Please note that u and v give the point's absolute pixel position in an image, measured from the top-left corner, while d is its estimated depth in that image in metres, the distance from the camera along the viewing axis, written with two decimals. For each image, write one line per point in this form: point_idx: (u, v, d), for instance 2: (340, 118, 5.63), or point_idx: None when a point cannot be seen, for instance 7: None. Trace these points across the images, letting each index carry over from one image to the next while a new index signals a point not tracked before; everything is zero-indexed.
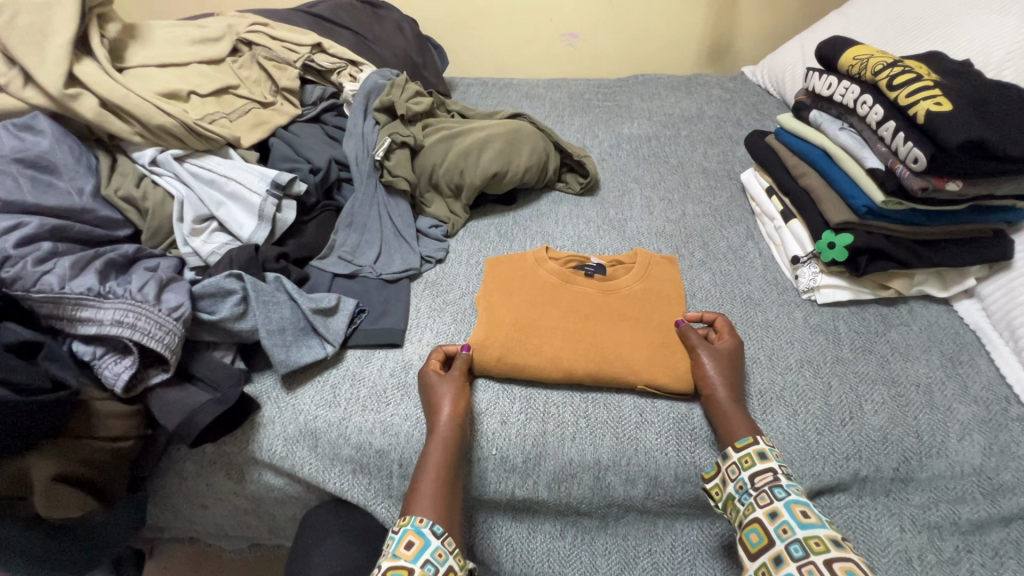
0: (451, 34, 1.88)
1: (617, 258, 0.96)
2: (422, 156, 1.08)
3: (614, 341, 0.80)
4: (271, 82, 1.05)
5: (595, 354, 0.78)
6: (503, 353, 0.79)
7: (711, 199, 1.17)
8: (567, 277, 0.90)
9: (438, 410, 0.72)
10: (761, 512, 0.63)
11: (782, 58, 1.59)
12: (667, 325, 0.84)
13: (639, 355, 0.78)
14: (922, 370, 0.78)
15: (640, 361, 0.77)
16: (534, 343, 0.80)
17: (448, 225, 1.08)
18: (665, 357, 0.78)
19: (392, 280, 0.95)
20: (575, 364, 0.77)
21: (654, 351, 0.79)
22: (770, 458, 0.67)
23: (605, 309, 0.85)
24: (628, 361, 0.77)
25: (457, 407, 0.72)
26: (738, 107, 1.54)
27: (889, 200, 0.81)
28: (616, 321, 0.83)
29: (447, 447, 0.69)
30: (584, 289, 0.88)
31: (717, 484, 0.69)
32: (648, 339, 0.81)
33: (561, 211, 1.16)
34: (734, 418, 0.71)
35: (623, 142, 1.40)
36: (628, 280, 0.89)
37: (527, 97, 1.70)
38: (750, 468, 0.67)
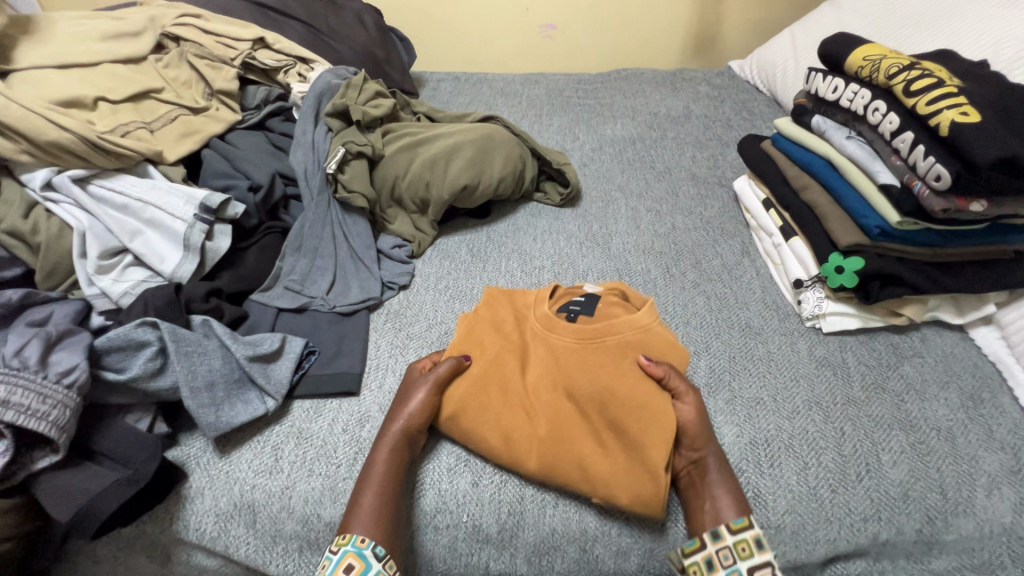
0: (420, 25, 1.74)
1: (625, 292, 0.80)
2: (383, 166, 0.96)
3: (577, 427, 0.65)
4: (204, 84, 0.92)
5: (552, 448, 0.64)
6: (457, 411, 0.67)
7: (702, 210, 1.07)
8: (546, 320, 0.74)
9: (395, 417, 0.66)
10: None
11: (771, 51, 1.50)
12: (657, 399, 0.65)
13: (601, 455, 0.63)
14: (941, 412, 0.70)
15: (603, 464, 0.62)
16: (482, 415, 0.66)
17: (413, 244, 0.97)
18: (636, 459, 0.62)
19: (347, 313, 0.83)
20: (528, 450, 0.64)
21: (622, 455, 0.63)
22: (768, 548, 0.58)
23: (579, 372, 0.68)
24: (589, 458, 0.63)
25: (417, 416, 0.66)
26: (726, 105, 1.44)
27: (904, 221, 0.72)
28: (586, 392, 0.66)
29: (396, 458, 0.63)
30: (562, 338, 0.71)
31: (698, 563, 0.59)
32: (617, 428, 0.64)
33: (540, 225, 1.05)
34: (722, 492, 0.61)
35: (605, 145, 1.30)
36: (621, 325, 0.71)
37: (502, 94, 1.58)
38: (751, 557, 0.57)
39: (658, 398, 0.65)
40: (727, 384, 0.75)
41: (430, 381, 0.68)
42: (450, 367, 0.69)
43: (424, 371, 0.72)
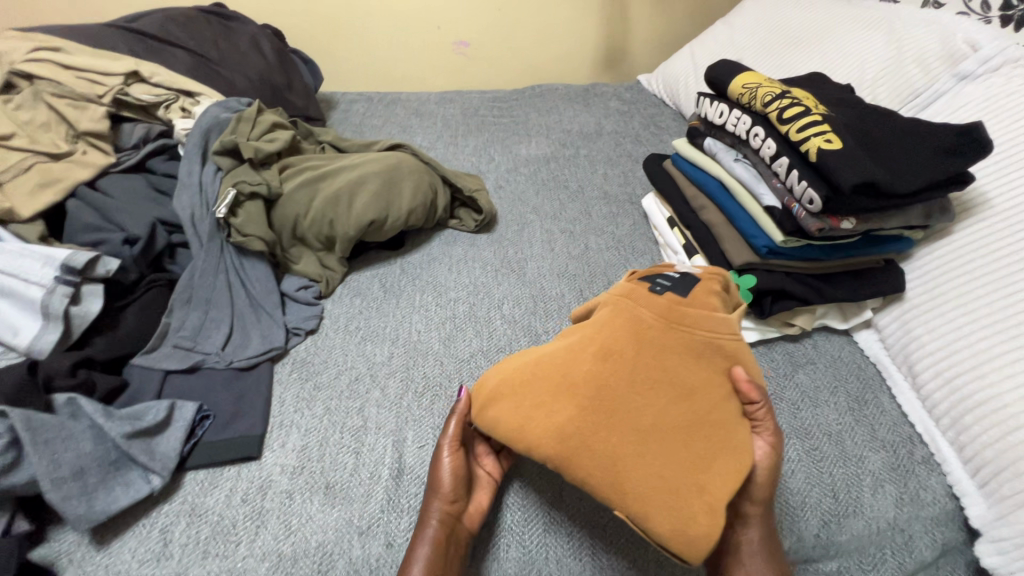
0: (328, 44, 1.69)
1: (728, 280, 0.70)
2: (282, 205, 0.91)
3: (637, 426, 0.56)
4: (68, 126, 0.83)
5: (584, 449, 0.55)
6: (498, 406, 0.60)
7: (614, 228, 1.10)
8: (631, 297, 0.65)
9: (436, 492, 0.63)
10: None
11: (674, 67, 1.57)
12: (738, 428, 0.58)
13: (660, 470, 0.54)
14: (831, 417, 0.75)
15: (657, 482, 0.53)
16: (526, 394, 0.59)
17: (320, 285, 0.93)
18: (693, 483, 0.53)
19: (247, 367, 0.78)
20: (575, 458, 0.55)
21: (682, 474, 0.54)
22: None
23: (652, 368, 0.59)
24: (643, 472, 0.54)
25: (455, 491, 0.63)
26: (635, 120, 1.49)
27: (788, 240, 0.77)
28: (656, 397, 0.57)
29: (447, 531, 0.60)
30: (646, 321, 0.62)
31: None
32: (689, 447, 0.55)
33: (456, 254, 1.04)
34: (758, 560, 0.59)
35: (520, 166, 1.30)
36: (716, 322, 0.62)
37: (416, 114, 1.55)
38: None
39: (733, 423, 0.58)
40: None
41: (450, 441, 0.67)
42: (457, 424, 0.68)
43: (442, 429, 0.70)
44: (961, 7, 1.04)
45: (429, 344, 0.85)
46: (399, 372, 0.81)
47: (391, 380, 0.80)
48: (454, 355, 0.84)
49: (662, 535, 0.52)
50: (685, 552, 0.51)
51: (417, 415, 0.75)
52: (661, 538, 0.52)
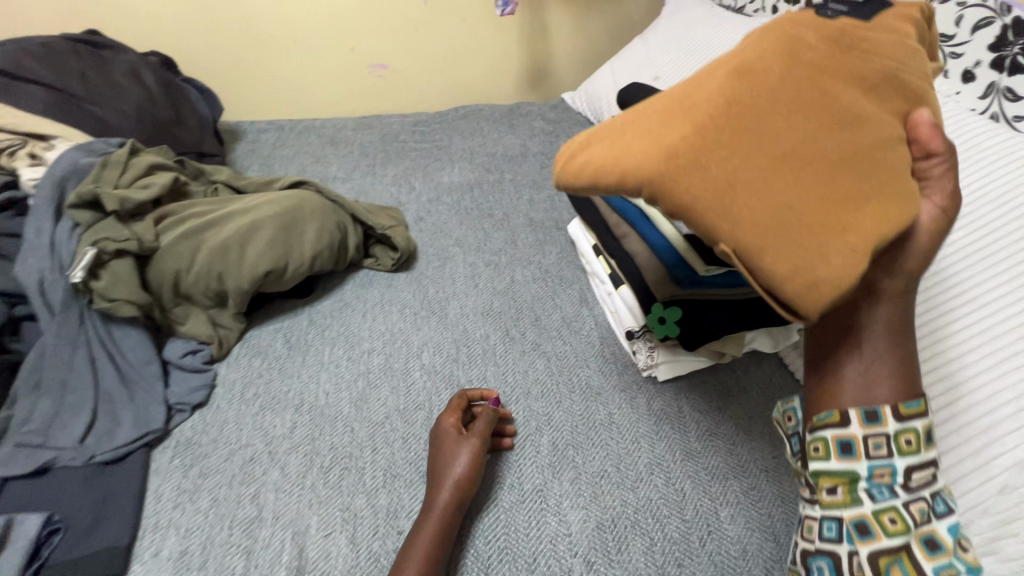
0: (232, 69, 1.56)
1: (928, 14, 0.58)
2: (158, 260, 0.79)
3: (778, 160, 0.46)
4: None
5: (695, 167, 0.45)
6: (604, 151, 0.51)
7: (541, 258, 1.05)
8: (779, 27, 0.52)
9: (440, 484, 0.64)
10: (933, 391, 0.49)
11: (596, 84, 1.56)
12: (892, 183, 0.47)
13: (794, 201, 0.44)
14: (767, 451, 0.72)
15: (779, 211, 0.44)
16: (635, 135, 0.50)
17: (212, 347, 0.82)
18: (830, 222, 0.44)
19: (113, 459, 0.67)
20: (691, 185, 0.45)
21: (813, 185, 0.45)
22: (935, 446, 0.48)
23: (805, 92, 0.48)
24: (773, 205, 0.44)
25: (464, 476, 0.64)
26: (561, 140, 1.46)
27: (710, 267, 0.75)
28: (802, 134, 0.46)
29: (446, 526, 0.62)
30: (806, 46, 0.50)
31: (831, 438, 0.49)
32: (833, 184, 0.45)
33: (371, 298, 0.95)
34: (885, 368, 0.49)
35: (442, 194, 1.24)
36: (892, 48, 0.51)
37: (331, 142, 1.46)
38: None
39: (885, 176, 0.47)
40: (570, 460, 0.71)
41: (470, 439, 0.68)
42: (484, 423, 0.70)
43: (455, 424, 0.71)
44: None
45: (338, 408, 0.76)
46: (302, 445, 0.71)
47: (292, 456, 0.70)
48: (367, 417, 0.75)
49: (782, 284, 0.43)
50: (802, 301, 0.43)
51: (321, 496, 0.66)
52: (783, 290, 0.43)
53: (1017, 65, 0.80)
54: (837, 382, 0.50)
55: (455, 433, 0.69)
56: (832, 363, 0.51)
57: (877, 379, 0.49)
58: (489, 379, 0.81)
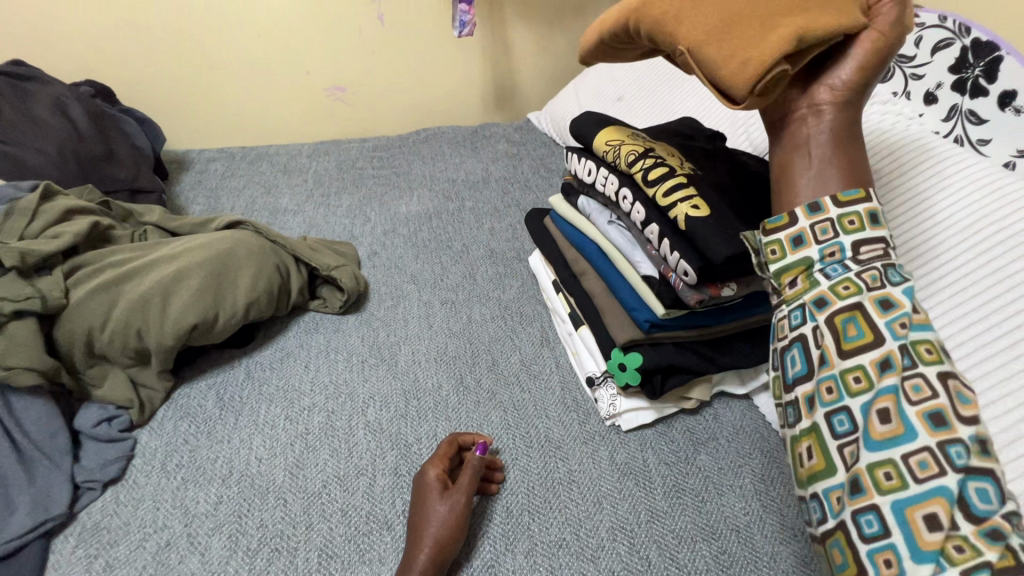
0: (179, 95, 1.49)
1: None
2: (69, 318, 0.72)
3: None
4: None
5: None
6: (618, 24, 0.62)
7: (501, 293, 0.99)
8: None
9: (420, 541, 0.60)
10: (869, 297, 0.46)
11: (561, 104, 1.52)
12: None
13: (731, 10, 0.51)
14: (738, 506, 0.67)
15: (724, 21, 0.51)
16: (638, 5, 0.61)
17: (133, 410, 0.74)
18: (763, 25, 0.49)
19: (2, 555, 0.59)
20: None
21: (745, 4, 0.51)
22: (883, 224, 0.50)
23: None
24: (715, 5, 0.52)
25: (445, 535, 0.60)
26: (525, 163, 1.41)
27: (670, 312, 0.69)
28: None
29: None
30: None
31: (784, 237, 0.51)
32: (771, 3, 0.50)
33: (316, 345, 0.88)
34: (827, 169, 0.53)
35: (398, 225, 1.17)
36: None
37: (284, 171, 1.39)
38: (922, 334, 0.45)
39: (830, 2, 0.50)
40: (526, 528, 0.65)
41: (453, 492, 0.64)
42: (470, 474, 0.65)
43: (440, 475, 0.66)
44: None
45: (271, 477, 0.69)
46: (228, 523, 0.64)
47: (215, 538, 0.63)
48: (303, 487, 0.68)
49: (717, 68, 0.50)
50: (730, 78, 0.50)
51: None
52: (716, 72, 0.50)
53: (979, 88, 0.77)
54: (790, 183, 0.55)
55: (437, 486, 0.65)
56: (783, 162, 0.56)
57: (828, 174, 0.53)
58: (439, 436, 0.74)
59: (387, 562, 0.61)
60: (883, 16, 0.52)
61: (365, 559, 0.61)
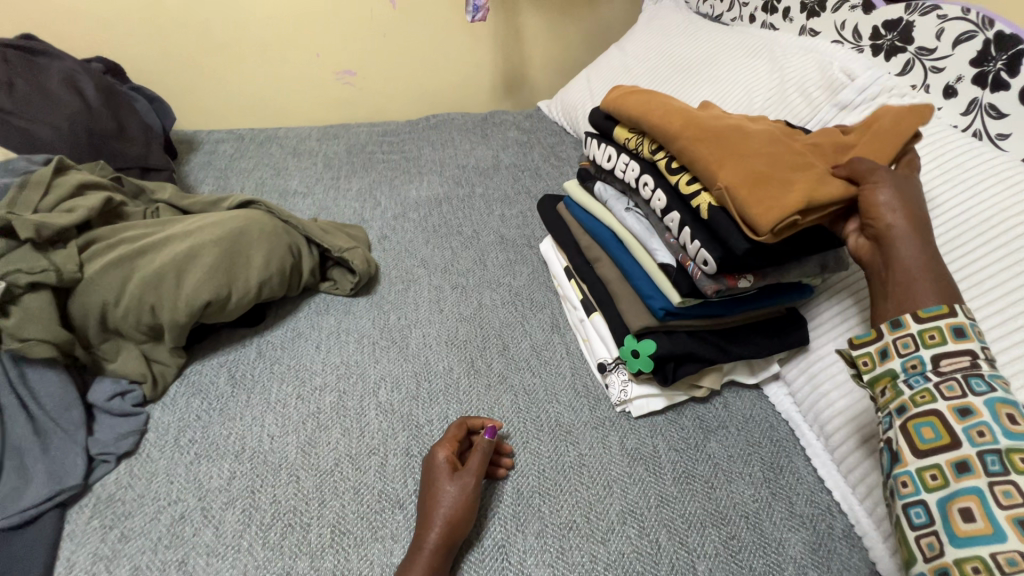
0: (188, 75, 1.48)
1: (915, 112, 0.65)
2: (83, 291, 0.72)
3: (750, 149, 0.62)
4: None
5: (717, 152, 0.62)
6: (645, 113, 0.70)
7: (511, 279, 1.00)
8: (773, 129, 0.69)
9: (430, 523, 0.60)
10: (945, 405, 0.50)
11: (572, 92, 1.51)
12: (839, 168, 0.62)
13: (756, 167, 0.60)
14: (747, 493, 0.67)
15: (753, 176, 0.59)
16: (673, 109, 0.68)
17: (145, 386, 0.74)
18: (779, 184, 0.58)
19: (17, 524, 0.59)
20: (700, 154, 0.63)
21: (764, 168, 0.60)
22: (968, 337, 0.52)
23: (781, 141, 0.64)
24: (742, 164, 0.60)
25: (455, 517, 0.61)
26: (535, 152, 1.41)
27: (686, 300, 0.69)
28: (771, 147, 0.62)
29: (437, 570, 0.57)
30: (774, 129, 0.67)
31: (872, 350, 0.57)
32: (781, 171, 0.59)
33: (327, 326, 0.88)
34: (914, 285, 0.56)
35: (409, 210, 1.17)
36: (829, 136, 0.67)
37: (293, 153, 1.38)
38: (1020, 444, 0.47)
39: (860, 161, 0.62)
40: (536, 510, 0.65)
41: (462, 474, 0.64)
42: (480, 456, 0.66)
43: (450, 457, 0.66)
44: (835, 35, 1.03)
45: (283, 454, 0.69)
46: (240, 498, 0.65)
47: (228, 512, 0.63)
48: (314, 465, 0.68)
49: (747, 208, 0.58)
50: (753, 212, 0.57)
51: (258, 559, 0.60)
52: (746, 211, 0.58)
53: (1000, 82, 0.76)
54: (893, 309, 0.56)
55: (448, 468, 0.65)
56: (877, 295, 0.59)
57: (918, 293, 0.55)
58: (450, 418, 0.75)
59: (399, 540, 0.62)
60: (863, 165, 0.60)
61: (377, 537, 0.62)
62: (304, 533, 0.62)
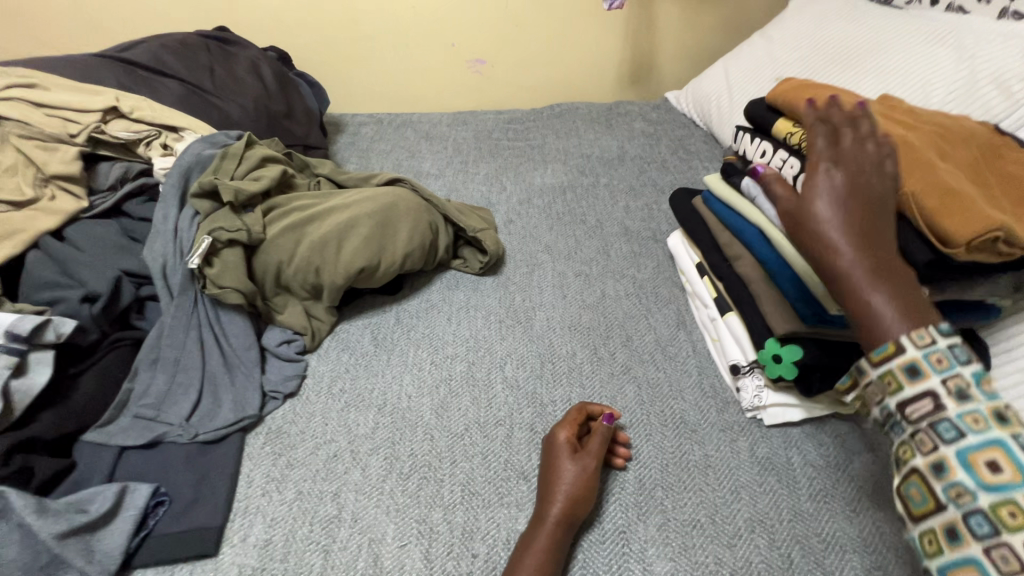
0: (340, 63, 1.62)
1: None
2: (264, 250, 0.82)
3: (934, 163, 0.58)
4: (35, 168, 0.76)
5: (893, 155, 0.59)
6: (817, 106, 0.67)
7: (635, 272, 0.99)
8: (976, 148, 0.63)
9: (552, 497, 0.62)
10: (921, 462, 0.46)
11: (706, 83, 1.44)
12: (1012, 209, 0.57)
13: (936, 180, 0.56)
14: (898, 524, 0.62)
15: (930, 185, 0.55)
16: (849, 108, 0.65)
17: (306, 338, 0.84)
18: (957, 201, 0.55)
19: (213, 441, 0.70)
20: None
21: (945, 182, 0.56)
22: (970, 358, 0.46)
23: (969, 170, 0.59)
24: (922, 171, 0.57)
25: (577, 494, 0.62)
26: (662, 144, 1.37)
27: (844, 307, 0.64)
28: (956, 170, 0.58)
29: (559, 543, 0.59)
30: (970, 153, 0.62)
31: (896, 366, 0.47)
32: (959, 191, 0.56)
33: (458, 300, 0.94)
34: (883, 317, 0.49)
35: (533, 196, 1.20)
36: None
37: (426, 137, 1.47)
38: (1002, 494, 0.42)
39: None
40: (658, 502, 0.65)
41: (582, 455, 0.65)
42: (602, 440, 0.67)
43: (569, 438, 0.68)
44: None
45: (419, 413, 0.75)
46: (383, 447, 0.72)
47: (373, 458, 0.70)
48: (447, 427, 0.74)
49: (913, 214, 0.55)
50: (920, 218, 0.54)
51: (397, 503, 0.66)
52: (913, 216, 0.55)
53: None
54: (878, 334, 0.49)
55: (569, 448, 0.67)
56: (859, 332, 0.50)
57: (888, 320, 0.49)
58: (573, 401, 0.76)
59: (523, 509, 0.65)
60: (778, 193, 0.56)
61: (503, 502, 0.66)
62: (441, 486, 0.67)
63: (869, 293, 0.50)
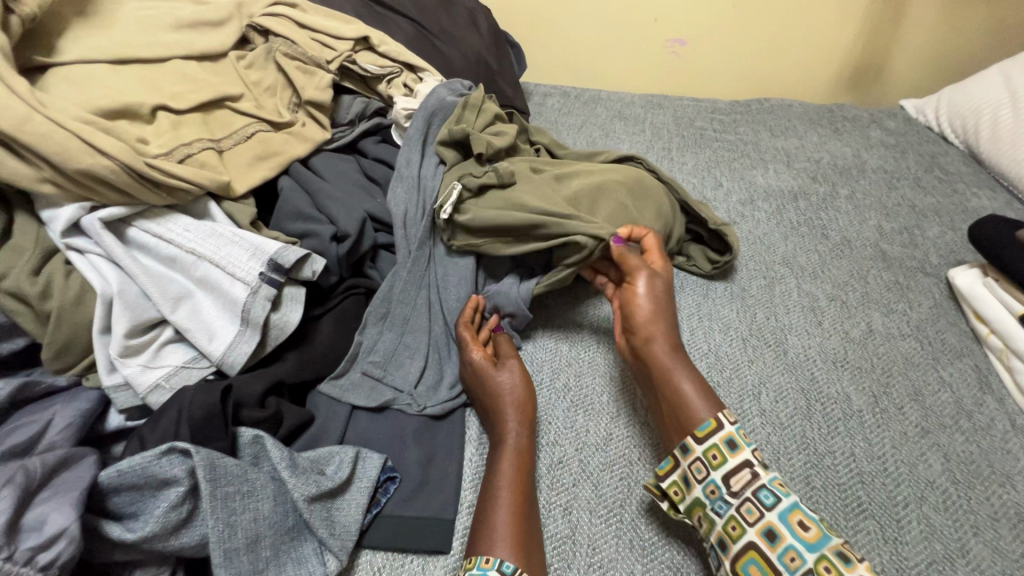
0: (531, 27, 1.52)
1: None
2: None
3: None
4: (292, 91, 0.72)
5: None
6: None
7: (907, 308, 0.80)
8: None
9: (502, 413, 0.59)
10: (754, 534, 0.49)
11: (969, 89, 1.18)
12: None
13: None
14: None
15: None
16: None
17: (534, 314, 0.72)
18: None
19: (440, 417, 0.62)
20: None
21: None
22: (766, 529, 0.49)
23: None
24: None
25: (525, 405, 0.60)
26: (909, 159, 1.14)
27: None
28: None
29: (523, 450, 0.57)
30: None
31: (755, 529, 0.49)
32: None
33: (688, 304, 0.80)
34: (692, 385, 0.58)
35: (758, 198, 1.03)
36: None
37: (620, 117, 1.33)
38: (820, 551, 0.47)
39: None
40: None
41: (512, 362, 0.63)
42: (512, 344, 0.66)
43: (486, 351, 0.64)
44: None
45: None
46: (619, 464, 0.60)
47: (606, 475, 0.60)
48: None
49: None
50: None
51: (645, 538, 0.55)
52: None
53: None
54: (681, 393, 0.58)
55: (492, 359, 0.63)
56: (672, 393, 0.58)
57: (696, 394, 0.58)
58: (860, 460, 0.61)
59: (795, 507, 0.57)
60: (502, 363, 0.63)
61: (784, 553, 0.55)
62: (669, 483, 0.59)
63: (679, 378, 0.59)
